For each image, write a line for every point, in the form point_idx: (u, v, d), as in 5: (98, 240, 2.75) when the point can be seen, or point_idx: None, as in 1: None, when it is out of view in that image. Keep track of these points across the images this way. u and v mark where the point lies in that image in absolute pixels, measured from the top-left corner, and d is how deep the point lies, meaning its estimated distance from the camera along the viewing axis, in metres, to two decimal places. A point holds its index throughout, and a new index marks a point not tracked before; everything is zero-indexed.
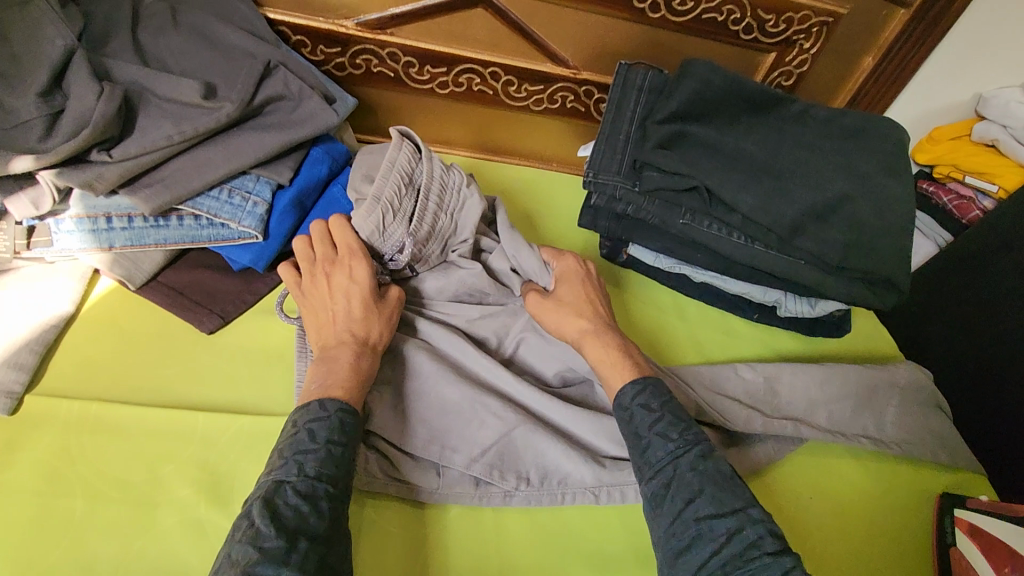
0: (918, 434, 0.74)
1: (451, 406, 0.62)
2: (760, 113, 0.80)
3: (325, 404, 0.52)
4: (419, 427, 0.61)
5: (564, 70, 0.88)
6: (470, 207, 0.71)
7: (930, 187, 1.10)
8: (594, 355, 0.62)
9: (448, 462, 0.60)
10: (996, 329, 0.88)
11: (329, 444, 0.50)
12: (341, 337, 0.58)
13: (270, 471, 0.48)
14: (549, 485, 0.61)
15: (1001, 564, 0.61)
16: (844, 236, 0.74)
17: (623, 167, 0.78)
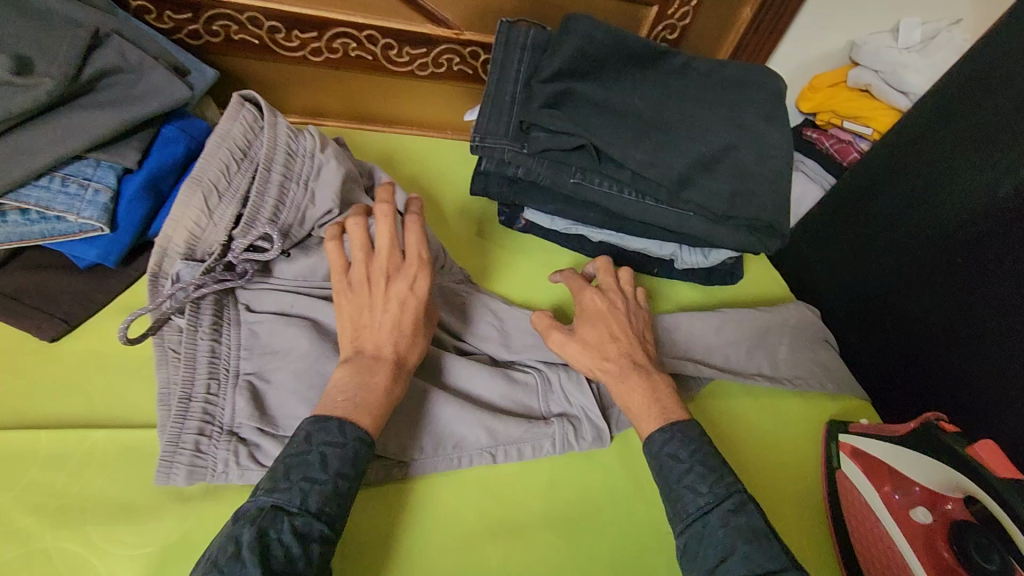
0: (811, 371, 0.77)
1: None
2: (644, 67, 0.80)
3: (344, 430, 0.50)
4: (299, 406, 0.55)
5: (444, 31, 0.84)
6: (327, 174, 0.63)
7: (813, 134, 1.15)
8: (628, 390, 0.61)
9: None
10: (872, 264, 0.93)
11: (335, 477, 0.48)
12: (373, 350, 0.55)
13: (272, 488, 0.47)
14: (443, 451, 0.59)
15: (881, 482, 0.62)
16: (730, 184, 0.74)
17: (510, 129, 0.75)
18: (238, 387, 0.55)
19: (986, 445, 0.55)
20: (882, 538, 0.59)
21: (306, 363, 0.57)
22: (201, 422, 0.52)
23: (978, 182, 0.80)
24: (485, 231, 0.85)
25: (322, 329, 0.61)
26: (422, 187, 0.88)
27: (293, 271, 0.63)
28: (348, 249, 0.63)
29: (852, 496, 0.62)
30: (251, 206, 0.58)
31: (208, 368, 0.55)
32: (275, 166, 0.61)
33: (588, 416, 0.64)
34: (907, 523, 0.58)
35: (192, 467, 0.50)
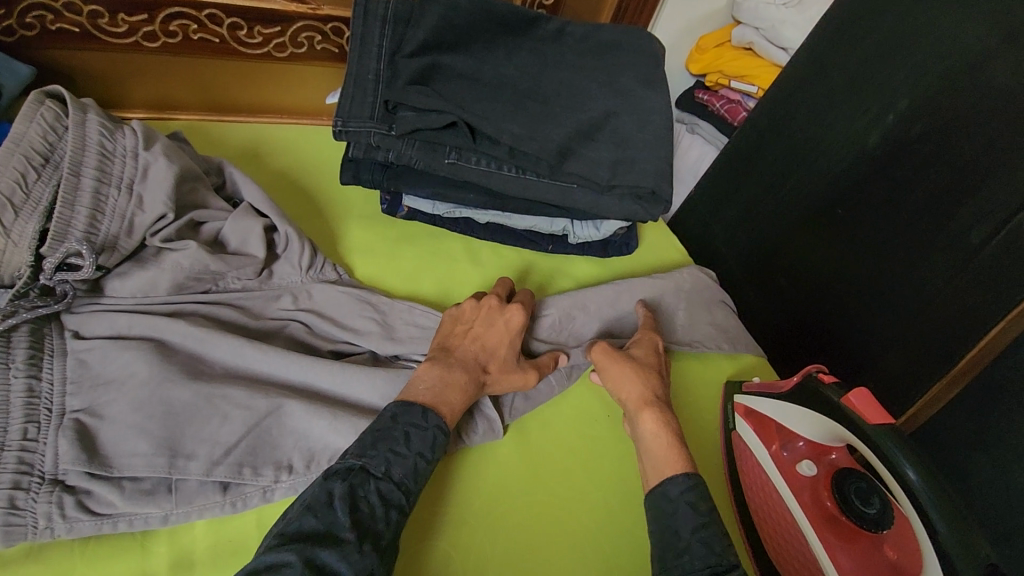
0: (707, 335, 0.77)
1: (181, 410, 0.52)
2: (516, 34, 0.76)
3: (428, 416, 0.54)
4: (139, 441, 0.50)
5: (299, 6, 0.77)
6: (155, 175, 0.58)
7: (705, 96, 1.14)
8: (649, 430, 0.59)
9: (182, 470, 0.50)
10: (764, 222, 0.95)
11: (418, 453, 0.52)
12: (460, 355, 0.61)
13: (360, 453, 0.51)
14: (315, 468, 0.54)
15: (770, 442, 0.62)
16: (611, 153, 0.73)
17: (376, 110, 0.69)
18: (62, 427, 0.49)
19: (861, 394, 0.55)
20: (773, 496, 0.59)
21: (145, 392, 0.52)
22: (16, 474, 0.46)
23: (850, 133, 0.82)
24: (369, 223, 0.79)
25: (167, 350, 0.55)
26: (296, 182, 0.81)
27: (132, 286, 0.58)
28: (192, 257, 0.59)
29: (747, 459, 0.63)
30: (60, 217, 0.53)
31: (25, 412, 0.49)
32: (85, 169, 0.55)
33: (478, 410, 0.62)
34: (797, 478, 0.59)
35: (6, 528, 0.44)
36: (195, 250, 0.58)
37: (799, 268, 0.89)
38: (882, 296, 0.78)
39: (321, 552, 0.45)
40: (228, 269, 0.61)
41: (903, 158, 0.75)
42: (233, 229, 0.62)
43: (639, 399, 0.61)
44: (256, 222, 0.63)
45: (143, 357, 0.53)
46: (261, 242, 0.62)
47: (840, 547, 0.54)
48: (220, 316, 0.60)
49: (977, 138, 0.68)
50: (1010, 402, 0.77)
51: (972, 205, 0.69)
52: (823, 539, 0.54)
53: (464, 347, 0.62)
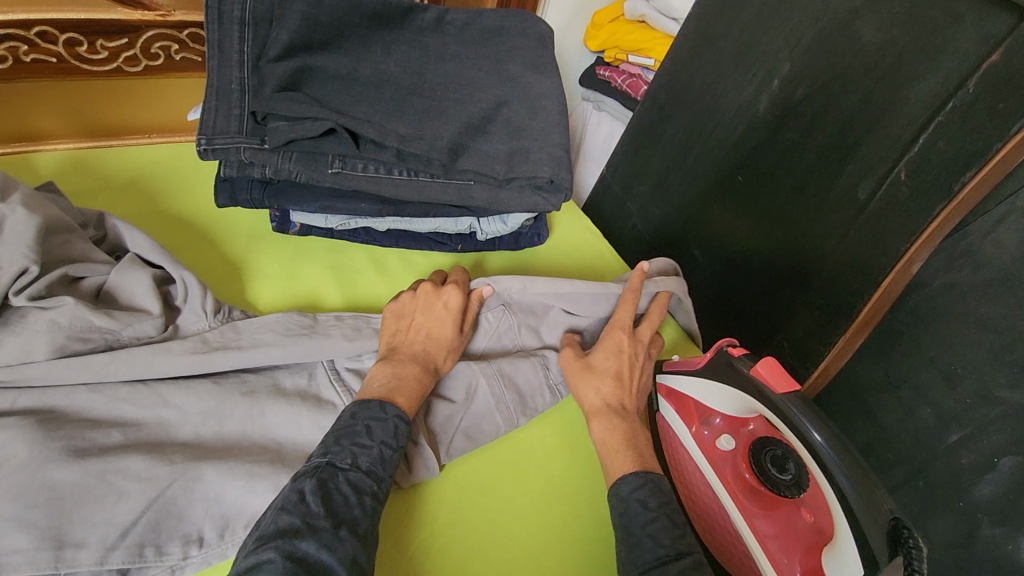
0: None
1: (69, 492, 0.45)
2: (393, 27, 0.71)
3: (385, 408, 0.53)
4: (17, 535, 0.42)
5: (145, 14, 0.70)
6: (11, 230, 0.49)
7: (607, 72, 1.13)
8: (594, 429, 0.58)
9: (70, 564, 0.43)
10: (674, 195, 0.95)
11: (381, 443, 0.51)
12: (409, 348, 0.59)
13: (326, 452, 0.49)
14: (230, 536, 0.48)
15: (692, 423, 0.62)
16: (506, 145, 0.70)
17: (245, 123, 0.63)
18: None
19: (767, 364, 0.55)
20: (698, 477, 0.59)
21: (21, 478, 0.44)
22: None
23: (740, 99, 0.83)
24: (260, 243, 0.74)
25: (55, 422, 0.48)
26: (178, 210, 0.74)
27: (3, 355, 0.49)
28: (71, 314, 0.51)
29: (671, 438, 0.63)
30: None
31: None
32: None
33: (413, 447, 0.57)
34: (718, 459, 0.59)
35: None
36: (74, 305, 0.50)
37: (710, 236, 0.90)
38: (785, 264, 0.80)
39: (301, 543, 0.43)
40: (117, 327, 0.53)
41: (790, 120, 0.77)
42: (118, 280, 0.55)
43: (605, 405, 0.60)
44: (146, 274, 0.55)
45: (13, 431, 0.46)
46: (153, 296, 0.55)
47: (763, 515, 0.54)
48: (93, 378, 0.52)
49: (854, 95, 0.70)
50: (907, 348, 0.75)
51: (857, 161, 0.70)
52: (745, 510, 0.54)
53: (415, 343, 0.60)
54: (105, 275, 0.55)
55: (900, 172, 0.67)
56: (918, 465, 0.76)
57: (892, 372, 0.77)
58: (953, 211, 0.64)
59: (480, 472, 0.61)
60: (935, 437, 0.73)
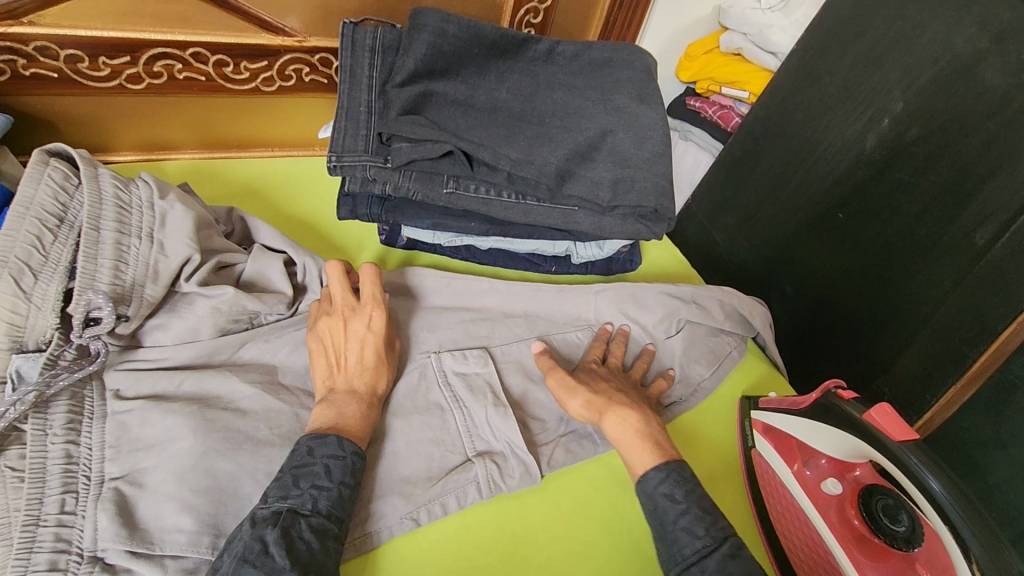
0: (726, 361, 0.75)
1: (228, 483, 0.48)
2: (508, 58, 0.75)
3: (343, 443, 0.50)
4: (184, 516, 0.46)
5: (285, 40, 0.75)
6: (174, 222, 0.55)
7: (697, 103, 1.14)
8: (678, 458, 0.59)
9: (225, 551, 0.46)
10: (765, 227, 0.94)
11: (341, 483, 0.49)
12: (345, 385, 0.55)
13: (283, 495, 0.47)
14: None
15: (792, 460, 0.61)
16: (610, 172, 0.72)
17: (370, 143, 0.68)
18: (101, 498, 0.45)
19: (882, 410, 0.54)
20: (797, 515, 0.58)
21: (189, 461, 0.48)
22: (54, 552, 0.43)
23: (845, 136, 0.82)
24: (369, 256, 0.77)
25: (212, 409, 0.52)
26: (297, 221, 0.79)
27: (172, 336, 0.55)
28: (231, 301, 0.56)
29: (769, 479, 0.62)
30: (83, 273, 0.49)
31: (63, 481, 0.46)
32: (101, 224, 0.51)
33: (513, 451, 0.60)
34: (820, 499, 0.58)
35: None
36: (233, 293, 0.56)
37: (804, 271, 0.88)
38: (888, 309, 0.77)
39: None
40: (263, 308, 0.59)
41: (900, 161, 0.75)
42: (256, 267, 0.61)
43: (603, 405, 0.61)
44: (277, 258, 0.61)
45: (182, 417, 0.50)
46: (285, 277, 0.61)
47: (872, 566, 0.53)
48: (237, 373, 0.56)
49: (976, 138, 0.68)
50: (1020, 404, 0.74)
51: (975, 207, 0.68)
52: (852, 558, 0.54)
53: (346, 369, 0.56)
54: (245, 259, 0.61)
55: None
56: None
57: (1003, 429, 0.76)
58: None
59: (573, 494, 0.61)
60: None
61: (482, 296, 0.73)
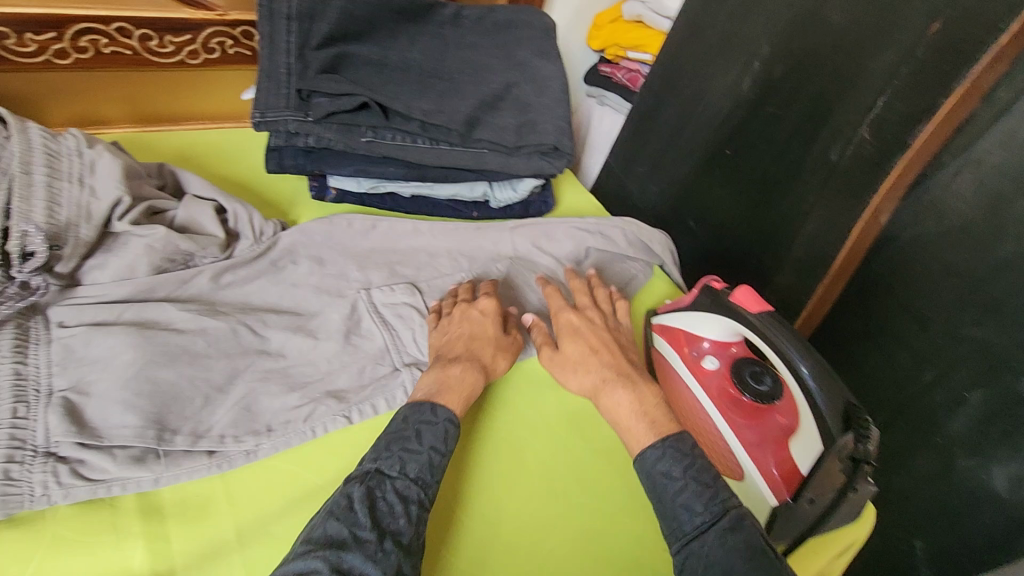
0: (630, 281, 0.84)
1: (169, 389, 0.54)
2: (417, 21, 0.81)
3: (436, 411, 0.57)
4: (129, 415, 0.51)
5: (206, 14, 0.81)
6: (103, 169, 0.60)
7: (608, 69, 1.24)
8: (626, 399, 0.60)
9: (168, 442, 0.52)
10: (669, 171, 1.04)
11: (430, 449, 0.54)
12: (461, 354, 0.63)
13: (375, 458, 0.53)
14: (293, 426, 0.57)
15: (680, 346, 0.70)
16: (514, 118, 0.80)
17: (291, 100, 0.74)
18: (51, 404, 0.50)
19: (743, 288, 0.63)
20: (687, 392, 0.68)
21: (131, 371, 0.54)
22: (10, 448, 0.47)
23: (727, 82, 0.92)
24: (300, 210, 0.83)
25: (151, 330, 0.58)
26: (232, 182, 0.84)
27: (110, 273, 0.60)
28: (162, 239, 0.61)
29: (666, 369, 0.71)
30: (18, 211, 0.54)
31: (13, 392, 0.50)
32: (34, 169, 0.56)
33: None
34: (703, 374, 0.67)
35: (2, 496, 0.46)
36: (164, 232, 0.61)
37: (704, 206, 0.98)
38: (771, 228, 0.88)
39: (346, 555, 0.46)
40: (197, 249, 0.64)
41: (771, 97, 0.85)
42: (186, 213, 0.66)
43: (606, 378, 0.62)
44: (207, 204, 0.67)
45: (122, 335, 0.56)
46: (215, 221, 0.67)
47: (743, 422, 0.63)
48: (164, 313, 0.60)
49: (824, 70, 0.78)
50: (885, 301, 0.82)
51: (830, 127, 0.78)
52: (727, 418, 0.64)
53: (462, 347, 0.64)
54: (176, 205, 0.66)
55: (864, 133, 0.75)
56: (899, 408, 0.84)
57: (872, 323, 0.84)
58: (911, 160, 0.73)
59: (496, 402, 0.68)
60: (913, 379, 0.81)
61: (408, 238, 0.80)
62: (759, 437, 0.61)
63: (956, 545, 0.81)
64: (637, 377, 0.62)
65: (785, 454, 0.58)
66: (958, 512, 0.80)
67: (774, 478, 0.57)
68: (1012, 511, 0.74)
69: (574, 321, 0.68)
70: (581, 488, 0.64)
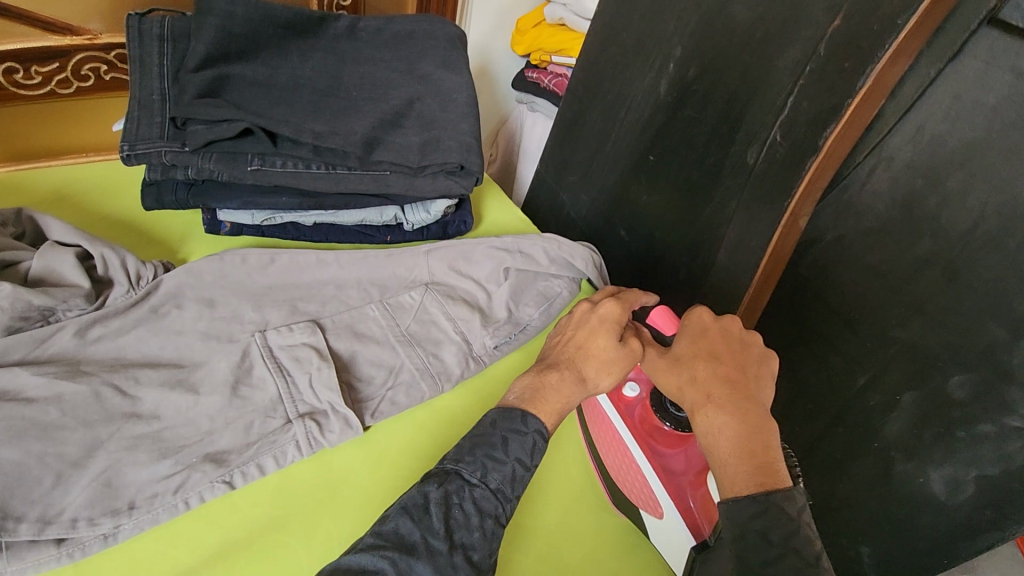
0: (555, 302, 0.78)
1: (13, 470, 0.49)
2: (306, 37, 0.76)
3: (527, 421, 0.55)
4: None
5: (73, 38, 0.74)
6: None
7: (535, 74, 1.19)
8: (713, 425, 0.53)
9: (9, 533, 0.46)
10: (598, 179, 1.00)
11: (515, 461, 0.54)
12: (558, 368, 0.61)
13: (457, 460, 0.54)
14: (162, 500, 0.51)
15: None
16: (418, 136, 0.75)
17: (166, 129, 0.68)
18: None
19: (662, 311, 0.65)
20: (608, 422, 0.64)
21: None
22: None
23: (645, 85, 0.89)
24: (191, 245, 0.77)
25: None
26: (117, 220, 0.77)
27: None
28: (10, 297, 0.56)
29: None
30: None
31: None
32: None
33: (334, 409, 0.60)
34: (622, 400, 0.64)
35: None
36: (12, 289, 0.56)
37: (634, 215, 0.95)
38: (697, 235, 0.85)
39: (416, 564, 0.47)
40: (55, 302, 0.58)
41: (687, 100, 0.83)
42: (42, 264, 0.60)
43: (719, 394, 0.54)
44: (69, 252, 0.61)
45: None
46: (79, 271, 0.61)
47: (663, 453, 0.60)
48: (11, 380, 0.53)
49: (735, 71, 0.76)
50: (814, 304, 0.80)
51: (744, 129, 0.76)
52: (647, 450, 0.60)
53: (566, 354, 0.62)
54: (31, 255, 0.60)
55: (776, 134, 0.72)
56: (836, 414, 0.81)
57: (803, 328, 0.82)
58: (823, 163, 0.68)
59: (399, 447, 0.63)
60: (847, 383, 0.79)
61: (311, 271, 0.74)
62: (680, 470, 0.59)
63: (901, 552, 0.79)
64: (764, 396, 0.55)
65: (705, 491, 0.57)
66: (900, 517, 0.78)
67: (694, 516, 0.57)
68: (951, 515, 0.73)
69: (704, 320, 0.60)
70: (621, 556, 0.64)
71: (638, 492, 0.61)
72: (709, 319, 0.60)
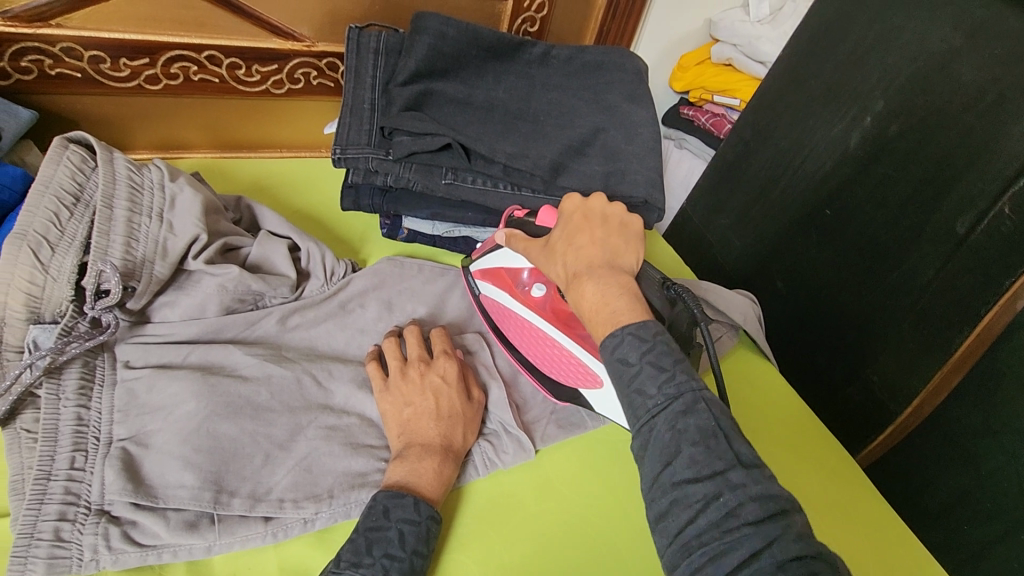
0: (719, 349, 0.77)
1: (229, 446, 0.51)
2: (504, 59, 0.77)
3: (419, 507, 0.49)
4: (187, 474, 0.48)
5: (294, 44, 0.79)
6: (183, 204, 0.58)
7: (690, 111, 1.19)
8: (591, 293, 0.49)
9: (224, 507, 0.48)
10: (759, 224, 0.97)
11: (414, 552, 0.47)
12: (421, 438, 0.54)
13: (356, 562, 0.45)
14: (355, 495, 0.52)
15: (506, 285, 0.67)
16: (602, 167, 0.75)
17: (373, 137, 0.72)
18: (109, 456, 0.48)
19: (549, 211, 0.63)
20: (518, 321, 0.66)
21: (193, 425, 0.51)
22: (63, 504, 0.45)
23: (832, 135, 0.85)
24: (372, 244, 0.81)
25: (215, 375, 0.54)
26: (311, 214, 0.82)
27: (181, 313, 0.58)
28: (236, 280, 0.59)
29: (498, 309, 0.68)
30: (96, 247, 0.53)
31: (73, 440, 0.48)
32: (117, 203, 0.55)
33: (506, 430, 0.61)
34: (529, 300, 0.66)
35: (50, 560, 0.42)
36: (238, 274, 0.58)
37: (801, 265, 0.91)
38: (876, 297, 0.80)
39: None
40: (267, 290, 0.62)
41: (883, 156, 0.78)
42: (260, 251, 0.63)
43: (582, 265, 0.51)
44: (281, 243, 0.64)
45: (186, 381, 0.53)
46: (288, 262, 0.64)
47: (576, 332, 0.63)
48: (229, 358, 0.57)
49: (953, 133, 0.70)
50: None
51: (956, 196, 0.70)
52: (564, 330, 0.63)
53: (408, 423, 0.55)
54: (250, 242, 0.63)
55: (1004, 206, 0.66)
56: None
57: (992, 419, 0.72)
58: None
59: (494, 501, 0.58)
60: None
61: None
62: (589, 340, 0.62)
63: None
64: (626, 261, 0.52)
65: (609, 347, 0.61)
66: None
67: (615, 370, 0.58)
68: None
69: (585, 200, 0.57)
70: None
71: (556, 367, 0.63)
72: (587, 205, 0.56)
